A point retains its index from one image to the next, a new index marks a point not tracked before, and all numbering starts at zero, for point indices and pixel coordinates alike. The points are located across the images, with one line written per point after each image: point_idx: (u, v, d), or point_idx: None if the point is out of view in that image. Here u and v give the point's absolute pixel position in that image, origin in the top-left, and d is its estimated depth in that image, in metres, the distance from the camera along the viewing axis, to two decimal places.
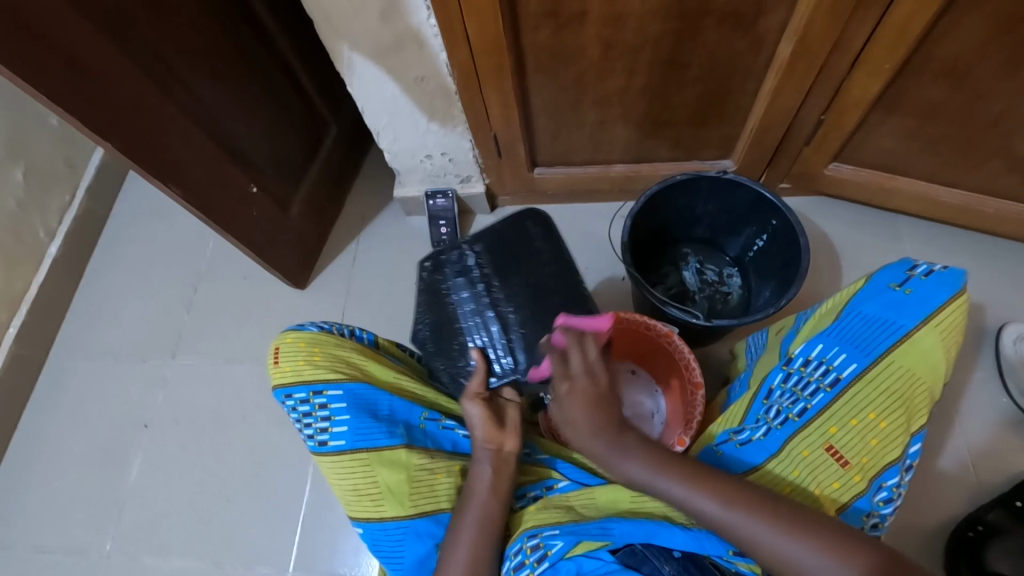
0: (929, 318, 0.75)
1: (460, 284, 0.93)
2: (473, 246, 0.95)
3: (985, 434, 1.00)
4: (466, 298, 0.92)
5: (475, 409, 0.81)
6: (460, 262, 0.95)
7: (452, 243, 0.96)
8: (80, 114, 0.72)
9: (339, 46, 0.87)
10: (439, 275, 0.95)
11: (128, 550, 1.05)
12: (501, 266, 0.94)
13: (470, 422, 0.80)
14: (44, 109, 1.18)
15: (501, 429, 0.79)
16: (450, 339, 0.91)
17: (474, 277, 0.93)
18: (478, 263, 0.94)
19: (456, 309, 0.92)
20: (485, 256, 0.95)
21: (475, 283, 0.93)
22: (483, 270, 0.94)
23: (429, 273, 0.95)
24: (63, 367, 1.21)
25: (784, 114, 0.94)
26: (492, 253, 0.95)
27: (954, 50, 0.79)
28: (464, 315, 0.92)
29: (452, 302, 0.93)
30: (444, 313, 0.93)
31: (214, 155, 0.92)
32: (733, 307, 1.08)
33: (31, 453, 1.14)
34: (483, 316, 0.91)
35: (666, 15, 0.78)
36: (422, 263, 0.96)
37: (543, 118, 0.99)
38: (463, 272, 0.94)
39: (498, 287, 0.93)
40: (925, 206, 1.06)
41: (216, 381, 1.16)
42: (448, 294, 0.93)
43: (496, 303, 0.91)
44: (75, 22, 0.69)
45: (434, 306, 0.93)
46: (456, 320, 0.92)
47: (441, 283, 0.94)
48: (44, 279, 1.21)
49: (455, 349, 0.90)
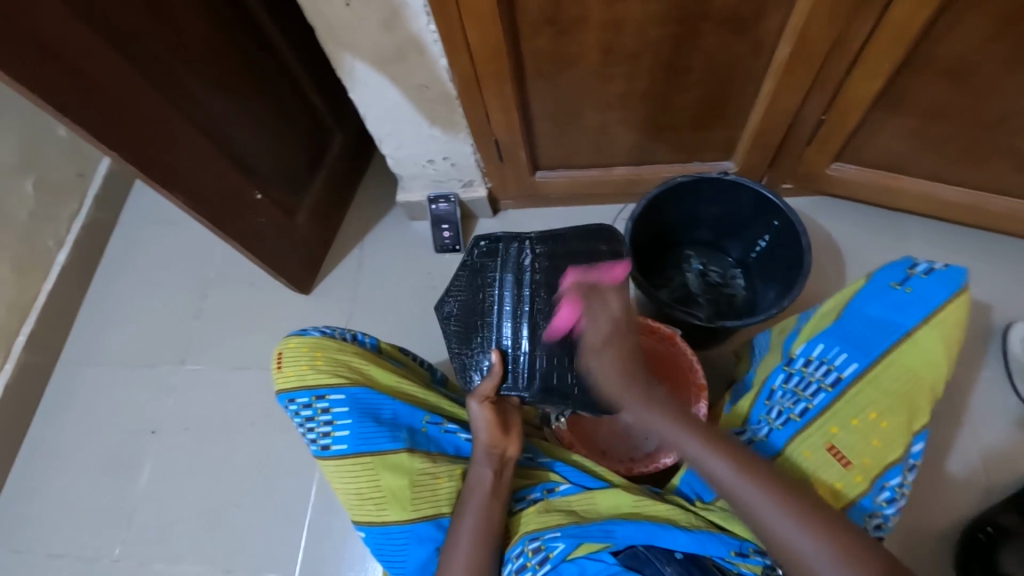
0: (929, 316, 0.74)
1: (505, 278, 0.85)
2: (532, 246, 0.87)
3: (995, 435, 0.99)
4: (508, 296, 0.84)
5: (483, 411, 0.79)
6: (514, 258, 0.86)
7: (514, 234, 0.88)
8: (88, 126, 0.73)
9: (341, 55, 0.88)
10: (490, 259, 0.87)
11: (137, 555, 1.06)
12: (553, 279, 0.85)
13: (474, 424, 0.79)
14: (50, 119, 1.21)
15: (506, 434, 0.79)
16: (475, 328, 0.85)
17: (524, 279, 0.85)
18: (533, 268, 0.86)
19: (491, 300, 0.85)
20: (541, 263, 0.86)
21: (523, 284, 0.85)
22: (535, 276, 0.85)
23: (480, 253, 0.87)
24: (72, 374, 1.22)
25: (785, 115, 0.94)
26: (552, 263, 0.86)
27: (954, 50, 0.79)
28: (496, 308, 0.84)
29: (492, 291, 0.85)
30: (480, 299, 0.86)
31: (219, 165, 0.93)
32: (739, 308, 1.07)
33: (41, 459, 1.16)
34: (516, 319, 0.83)
35: (664, 20, 0.79)
36: (479, 240, 0.88)
37: (544, 123, 0.99)
38: (515, 270, 0.85)
39: (543, 298, 0.84)
40: (931, 205, 1.05)
41: (223, 387, 1.17)
42: (491, 282, 0.86)
43: (535, 314, 0.83)
44: (82, 38, 0.70)
45: (474, 289, 0.86)
46: (487, 309, 0.85)
47: (487, 268, 0.86)
48: (54, 288, 1.23)
49: (476, 340, 0.85)
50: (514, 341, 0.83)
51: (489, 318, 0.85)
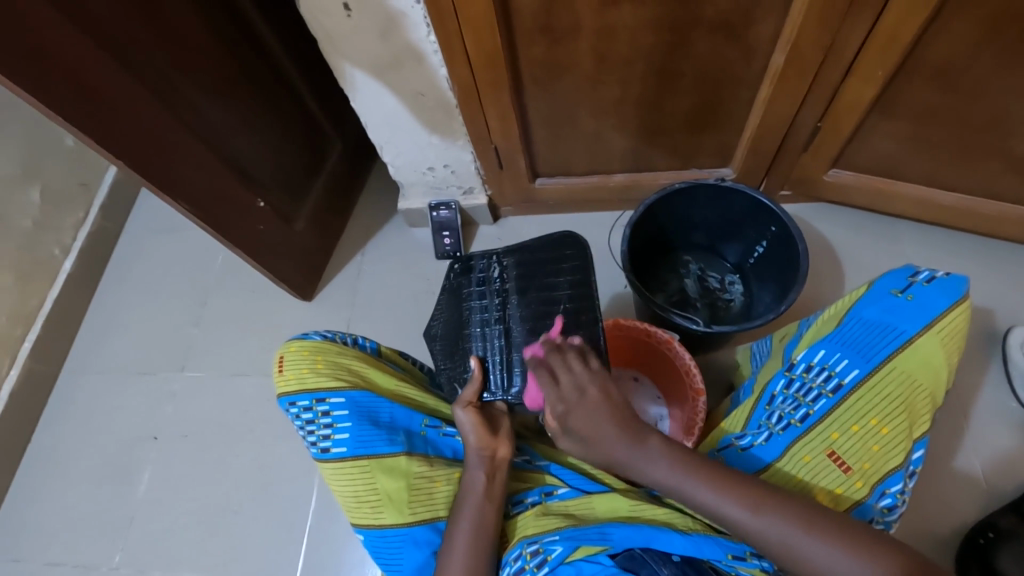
0: (930, 324, 0.75)
1: (478, 292, 0.94)
2: (500, 260, 0.95)
3: (994, 438, 0.99)
4: (482, 306, 0.92)
5: (467, 415, 0.80)
6: (485, 273, 0.95)
7: (485, 251, 0.96)
8: (91, 133, 0.75)
9: (341, 64, 0.89)
10: (464, 278, 0.95)
11: (137, 563, 1.06)
12: (521, 286, 0.92)
13: (461, 428, 0.80)
14: (60, 131, 1.22)
15: (495, 435, 0.79)
16: (456, 342, 0.92)
17: (496, 289, 0.93)
18: (502, 278, 0.94)
19: (467, 314, 0.93)
20: (510, 274, 0.94)
21: (494, 294, 0.93)
22: (505, 284, 0.93)
23: (456, 273, 0.96)
24: (75, 381, 1.23)
25: (779, 121, 0.95)
26: (519, 271, 0.94)
27: (944, 54, 0.80)
28: (472, 319, 0.92)
29: (466, 306, 0.93)
30: (458, 315, 0.93)
31: (220, 172, 0.94)
32: (736, 314, 1.08)
33: (43, 466, 1.16)
34: (490, 326, 0.91)
35: (657, 27, 0.80)
36: (452, 262, 0.97)
37: (541, 130, 1.00)
38: (486, 282, 0.94)
39: (514, 303, 0.91)
40: (927, 209, 1.05)
41: (224, 394, 1.18)
42: (466, 297, 0.94)
43: (507, 320, 0.90)
44: (85, 47, 0.72)
45: (453, 307, 0.94)
46: (464, 323, 0.92)
47: (463, 285, 0.95)
48: (58, 295, 1.24)
49: (457, 352, 0.91)
50: (490, 345, 0.89)
51: (466, 330, 0.92)
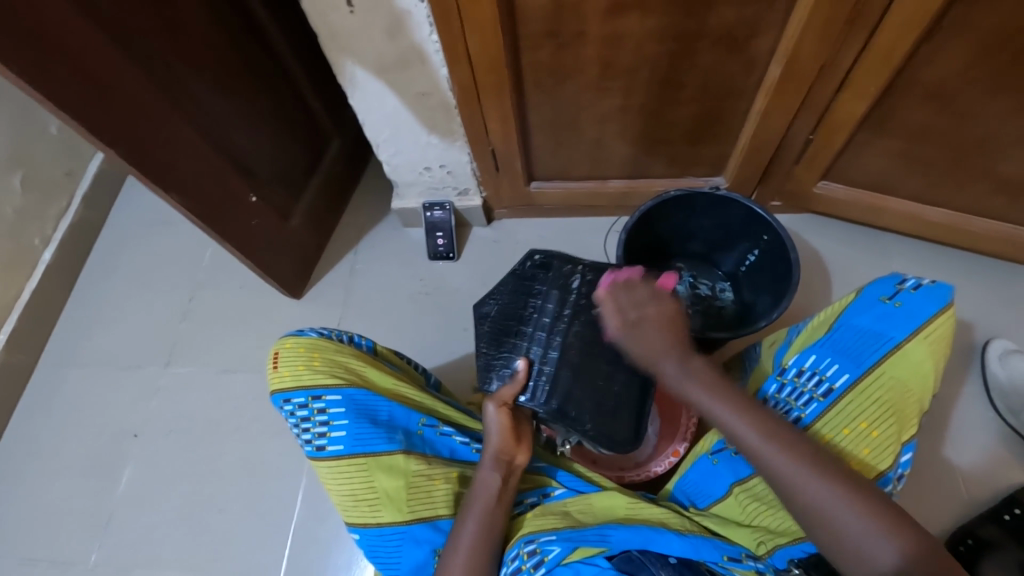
0: (918, 330, 0.76)
1: (550, 294, 0.83)
2: (583, 272, 0.84)
3: (974, 449, 1.02)
4: (550, 311, 0.81)
5: (499, 416, 0.76)
6: (563, 278, 0.84)
7: (571, 258, 0.86)
8: (87, 122, 0.73)
9: (344, 61, 0.89)
10: (539, 274, 0.85)
11: (115, 562, 1.03)
12: (596, 308, 0.81)
13: (488, 426, 0.77)
14: (46, 115, 1.18)
15: (518, 441, 0.77)
16: (509, 332, 0.82)
17: (568, 301, 0.82)
18: (580, 291, 0.83)
19: (532, 310, 0.83)
20: (590, 289, 0.83)
21: (567, 304, 0.81)
22: (582, 301, 0.82)
23: (532, 265, 0.86)
24: (54, 374, 1.20)
25: (775, 133, 0.97)
26: (600, 292, 0.83)
27: (937, 74, 0.82)
28: (536, 318, 0.82)
29: (534, 301, 0.83)
30: (518, 307, 0.84)
31: (216, 164, 0.93)
32: (726, 320, 1.09)
33: (18, 461, 1.13)
34: (550, 336, 0.80)
35: (662, 37, 0.81)
36: (533, 253, 0.87)
37: (541, 135, 1.01)
38: (562, 289, 0.83)
39: (582, 323, 0.80)
40: (915, 224, 1.08)
41: (210, 390, 1.16)
42: (536, 294, 0.84)
43: (571, 334, 0.80)
44: (84, 33, 0.70)
45: (517, 297, 0.85)
46: (525, 317, 0.82)
47: (537, 281, 0.85)
48: (38, 286, 1.21)
49: (506, 343, 0.81)
50: (544, 354, 0.79)
51: (525, 325, 0.82)
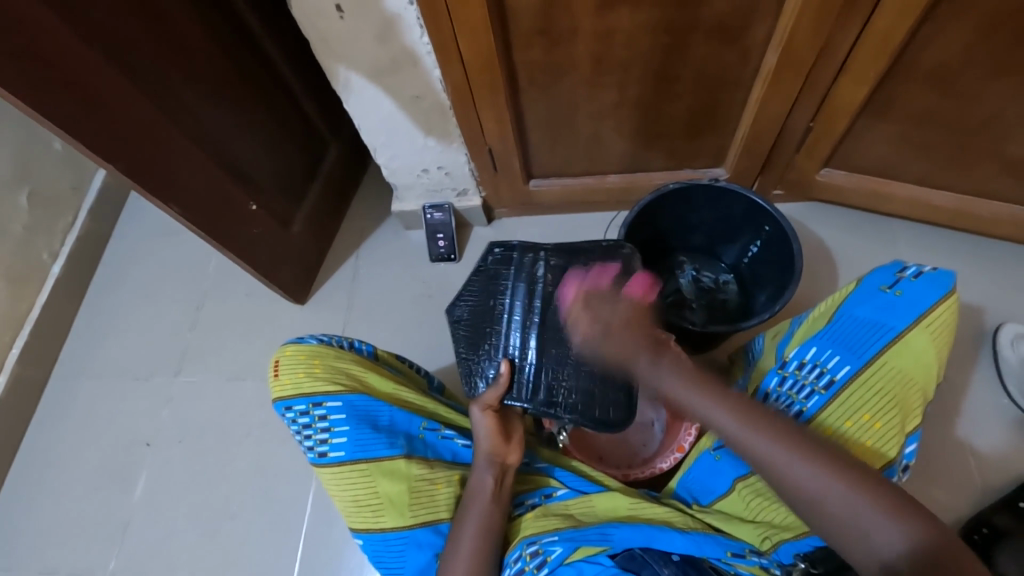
0: (920, 319, 0.75)
1: (517, 288, 0.84)
2: (546, 258, 0.86)
3: (987, 436, 1.00)
4: (520, 305, 0.83)
5: (485, 419, 0.79)
6: (527, 267, 0.85)
7: (532, 245, 0.87)
8: (82, 138, 0.74)
9: (337, 66, 0.89)
10: (503, 267, 0.86)
11: (132, 569, 1.05)
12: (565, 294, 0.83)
13: (476, 430, 0.79)
14: (48, 133, 1.20)
15: (508, 442, 0.79)
16: (483, 333, 0.84)
17: (536, 290, 0.83)
18: (545, 277, 0.85)
19: (501, 307, 0.84)
20: (555, 275, 0.85)
21: (535, 294, 0.83)
22: (549, 287, 0.84)
23: (495, 259, 0.87)
24: (67, 386, 1.22)
25: (774, 122, 0.95)
26: (565, 277, 0.84)
27: (938, 56, 0.81)
28: (507, 314, 0.83)
29: (502, 298, 0.84)
30: (487, 305, 0.85)
31: (213, 173, 0.93)
32: (731, 312, 1.08)
33: (35, 472, 1.15)
34: (526, 329, 0.82)
35: (653, 30, 0.80)
36: (493, 247, 0.88)
37: (536, 133, 1.01)
38: (528, 279, 0.84)
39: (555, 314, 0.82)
40: (919, 209, 1.07)
41: (219, 398, 1.17)
42: (503, 289, 0.85)
43: (546, 325, 0.82)
44: (77, 51, 0.71)
45: (484, 294, 0.86)
46: (495, 315, 0.83)
47: (501, 274, 0.86)
48: (48, 300, 1.23)
49: (483, 346, 0.83)
50: (523, 349, 0.81)
51: (497, 323, 0.83)
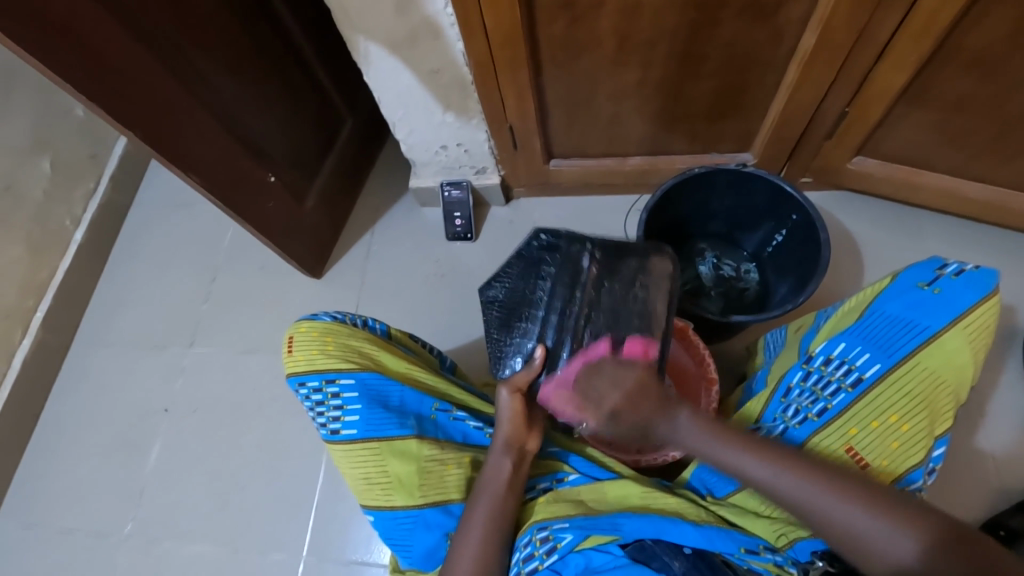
0: (957, 319, 0.72)
1: (559, 278, 0.83)
2: (593, 250, 0.84)
3: (1012, 439, 0.97)
4: (559, 296, 0.83)
5: (512, 402, 0.76)
6: (572, 258, 0.84)
7: (579, 235, 0.85)
8: (100, 106, 0.73)
9: (355, 37, 0.87)
10: (545, 254, 0.86)
11: (147, 534, 1.07)
12: (606, 290, 0.82)
13: (500, 411, 0.77)
14: (68, 100, 1.20)
15: (528, 428, 0.77)
16: (517, 316, 0.85)
17: (578, 282, 0.82)
18: (589, 271, 0.83)
19: (540, 294, 0.84)
20: (599, 269, 0.83)
21: (576, 287, 0.82)
22: (592, 281, 0.82)
23: (538, 245, 0.86)
24: (86, 354, 1.23)
25: (805, 107, 0.91)
26: (609, 271, 0.82)
27: (982, 41, 0.76)
28: (545, 302, 0.83)
29: (542, 284, 0.84)
30: (524, 288, 0.86)
31: (229, 145, 0.92)
32: (750, 303, 1.06)
33: (55, 437, 1.17)
34: (562, 322, 0.81)
35: (684, 6, 0.77)
36: (539, 232, 0.86)
37: (558, 112, 0.98)
38: (571, 271, 0.83)
39: (591, 310, 0.81)
40: (953, 202, 1.03)
41: (232, 371, 1.17)
42: (543, 276, 0.85)
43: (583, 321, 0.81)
44: (94, 15, 0.70)
45: (523, 278, 0.86)
46: (534, 301, 0.84)
47: (542, 261, 0.85)
48: (68, 267, 1.24)
49: (517, 329, 0.84)
50: (557, 338, 0.81)
51: (535, 310, 0.84)
